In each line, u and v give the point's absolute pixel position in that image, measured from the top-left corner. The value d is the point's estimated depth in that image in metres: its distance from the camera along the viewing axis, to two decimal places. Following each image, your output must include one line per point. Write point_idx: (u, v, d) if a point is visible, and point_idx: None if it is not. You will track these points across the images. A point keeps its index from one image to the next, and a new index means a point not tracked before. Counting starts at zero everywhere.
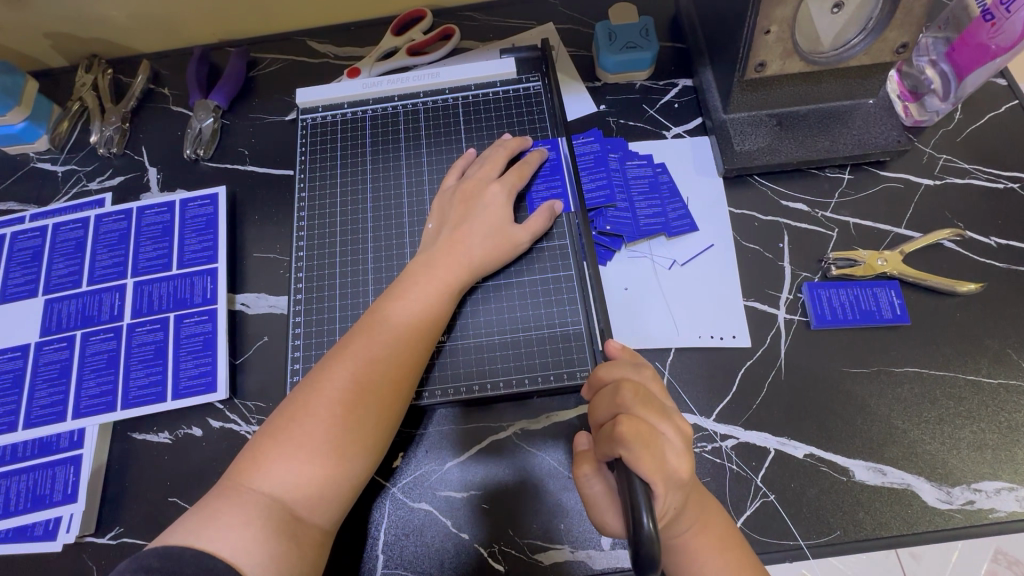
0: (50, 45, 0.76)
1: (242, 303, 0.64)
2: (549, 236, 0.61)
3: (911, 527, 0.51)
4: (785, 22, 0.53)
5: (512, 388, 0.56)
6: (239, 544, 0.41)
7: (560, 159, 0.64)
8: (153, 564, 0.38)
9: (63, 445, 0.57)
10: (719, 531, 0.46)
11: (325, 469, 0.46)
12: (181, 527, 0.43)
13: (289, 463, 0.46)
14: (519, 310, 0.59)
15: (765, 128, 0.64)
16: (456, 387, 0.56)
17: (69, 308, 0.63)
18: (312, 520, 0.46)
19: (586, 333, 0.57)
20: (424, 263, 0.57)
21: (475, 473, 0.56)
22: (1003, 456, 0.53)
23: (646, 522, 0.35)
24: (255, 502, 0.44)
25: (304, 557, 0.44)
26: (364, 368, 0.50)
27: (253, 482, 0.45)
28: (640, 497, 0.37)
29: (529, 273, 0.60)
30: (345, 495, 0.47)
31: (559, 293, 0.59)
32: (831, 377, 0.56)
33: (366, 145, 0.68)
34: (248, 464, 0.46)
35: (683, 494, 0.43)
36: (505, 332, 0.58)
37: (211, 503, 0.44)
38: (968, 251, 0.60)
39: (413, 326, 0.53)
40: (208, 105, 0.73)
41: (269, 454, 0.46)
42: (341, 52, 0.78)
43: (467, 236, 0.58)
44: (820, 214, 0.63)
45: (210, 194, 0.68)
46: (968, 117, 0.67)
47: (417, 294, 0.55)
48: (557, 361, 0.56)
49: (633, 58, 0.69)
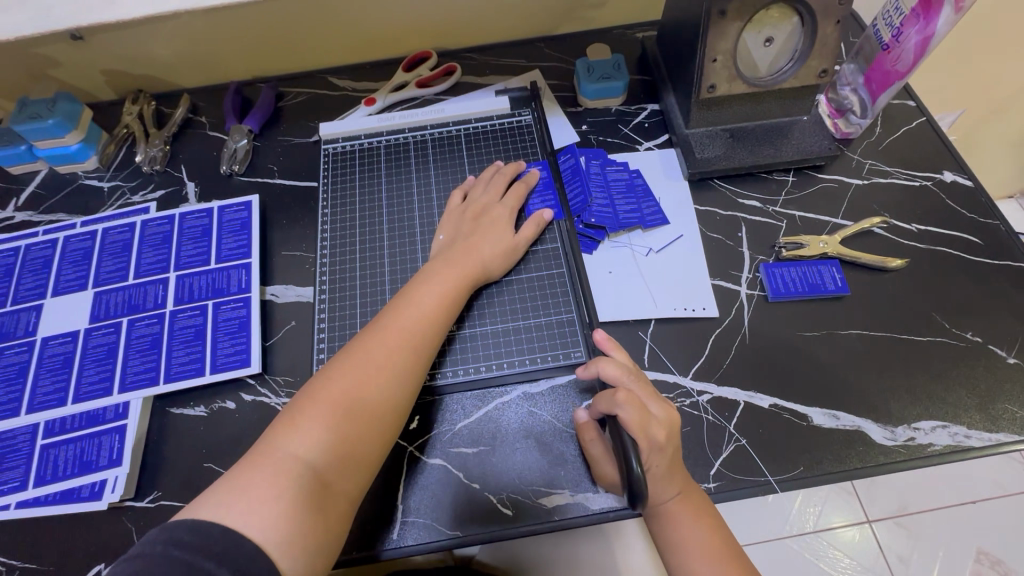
0: (104, 80, 0.88)
1: (272, 293, 0.72)
2: (543, 240, 0.72)
3: (865, 461, 0.59)
4: (727, 52, 0.67)
5: (516, 367, 0.64)
6: (270, 523, 0.45)
7: (550, 176, 0.76)
8: (183, 537, 0.41)
9: (109, 416, 0.63)
10: (699, 503, 0.56)
11: (356, 433, 0.52)
12: (207, 501, 0.45)
13: (325, 428, 0.51)
14: (520, 303, 0.68)
15: (720, 140, 0.77)
16: (465, 367, 0.65)
17: (116, 298, 0.70)
18: (339, 489, 0.50)
19: (578, 320, 0.67)
20: (443, 262, 0.65)
21: (483, 432, 0.63)
22: (936, 400, 0.62)
23: (636, 468, 0.49)
24: (287, 472, 0.48)
25: (330, 522, 0.48)
26: (395, 345, 0.58)
27: (284, 451, 0.49)
28: (631, 450, 0.51)
29: (526, 272, 0.70)
30: (369, 461, 0.53)
31: (553, 288, 0.68)
32: (788, 340, 0.66)
33: (382, 163, 0.79)
34: (282, 432, 0.50)
35: (669, 460, 0.55)
36: (508, 321, 0.67)
37: (246, 473, 0.47)
38: (895, 235, 0.72)
39: (435, 311, 0.61)
40: (242, 129, 0.84)
41: (304, 418, 0.51)
42: (358, 85, 0.90)
43: (479, 243, 0.67)
44: (771, 209, 0.75)
45: (245, 201, 0.77)
46: (886, 130, 0.80)
47: (438, 285, 0.63)
48: (554, 346, 0.65)
49: (607, 87, 0.82)
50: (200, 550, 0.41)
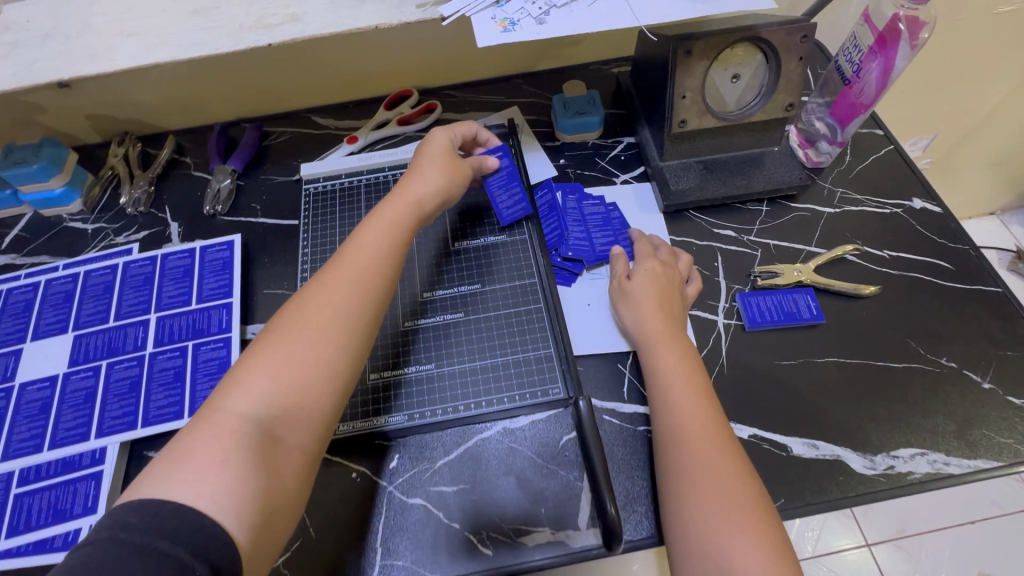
0: (90, 125, 0.89)
1: (253, 332, 0.72)
2: (520, 275, 0.73)
3: (846, 491, 0.59)
4: (695, 89, 0.70)
5: (493, 404, 0.65)
6: (218, 492, 0.43)
7: (514, 167, 0.76)
8: (132, 519, 0.39)
9: (85, 462, 0.62)
10: (698, 404, 0.56)
11: (305, 378, 0.51)
12: (149, 478, 0.43)
13: (269, 379, 0.50)
14: (497, 338, 0.69)
15: (694, 172, 0.78)
16: (443, 408, 0.65)
17: (96, 341, 0.70)
18: (292, 443, 0.49)
19: (557, 355, 0.67)
20: (388, 200, 0.65)
21: (463, 470, 0.62)
22: (914, 427, 0.62)
23: (610, 511, 0.56)
24: (231, 433, 0.46)
25: (285, 476, 0.48)
26: (338, 279, 0.56)
27: (227, 411, 0.48)
28: (604, 492, 0.57)
29: (503, 306, 0.71)
30: (325, 413, 0.51)
31: (531, 323, 0.69)
32: (765, 369, 0.66)
33: (361, 201, 0.80)
34: (222, 391, 0.49)
35: (667, 287, 0.66)
36: (485, 356, 0.68)
37: (185, 446, 0.45)
38: (867, 262, 0.73)
39: (380, 239, 0.60)
40: (226, 169, 0.86)
41: (247, 372, 0.50)
42: (341, 124, 0.93)
43: (422, 179, 0.67)
44: (746, 238, 0.76)
45: (227, 241, 0.78)
46: (856, 159, 0.82)
47: (377, 219, 0.62)
48: (532, 381, 0.66)
49: (584, 121, 0.84)
50: (151, 531, 0.38)
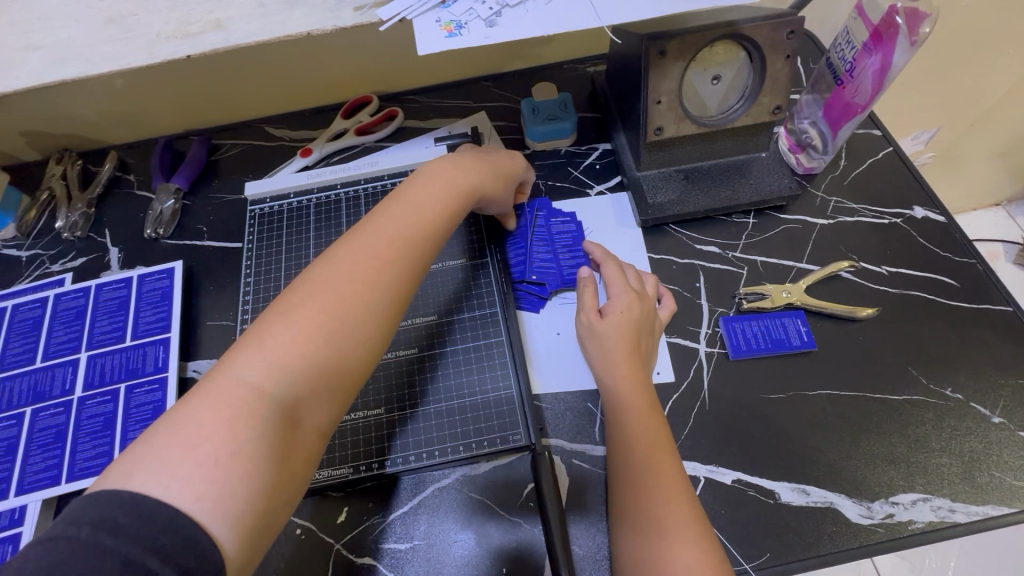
0: (25, 141, 0.83)
1: (194, 369, 0.67)
2: (478, 305, 0.67)
3: (840, 544, 0.53)
4: (672, 92, 0.63)
5: (449, 454, 0.58)
6: (222, 492, 0.36)
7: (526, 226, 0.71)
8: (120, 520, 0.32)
9: (2, 524, 0.56)
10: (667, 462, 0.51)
11: (335, 351, 0.44)
12: (144, 461, 0.35)
13: (296, 347, 0.42)
14: (455, 379, 0.62)
15: (674, 182, 0.71)
16: (416, 453, 0.59)
17: (20, 385, 0.64)
18: (307, 428, 0.43)
19: (518, 396, 0.61)
20: (447, 167, 0.59)
21: (417, 523, 0.56)
22: (916, 468, 0.56)
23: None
24: (247, 408, 0.39)
25: (293, 467, 0.41)
26: (383, 247, 0.49)
27: (241, 381, 0.40)
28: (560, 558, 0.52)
29: (460, 340, 0.65)
30: (347, 393, 0.45)
31: (492, 361, 0.63)
32: (751, 404, 0.60)
33: (311, 223, 0.74)
34: (237, 355, 0.41)
35: (642, 320, 0.60)
36: (441, 402, 0.61)
37: (184, 417, 0.38)
38: (863, 280, 0.66)
39: (433, 215, 0.54)
40: (169, 188, 0.79)
41: (271, 335, 0.42)
42: (296, 134, 0.86)
43: (479, 164, 0.62)
44: (730, 255, 0.69)
45: (167, 268, 0.71)
46: (851, 163, 0.75)
47: (434, 187, 0.56)
48: (493, 429, 0.59)
49: (554, 129, 0.78)
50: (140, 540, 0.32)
